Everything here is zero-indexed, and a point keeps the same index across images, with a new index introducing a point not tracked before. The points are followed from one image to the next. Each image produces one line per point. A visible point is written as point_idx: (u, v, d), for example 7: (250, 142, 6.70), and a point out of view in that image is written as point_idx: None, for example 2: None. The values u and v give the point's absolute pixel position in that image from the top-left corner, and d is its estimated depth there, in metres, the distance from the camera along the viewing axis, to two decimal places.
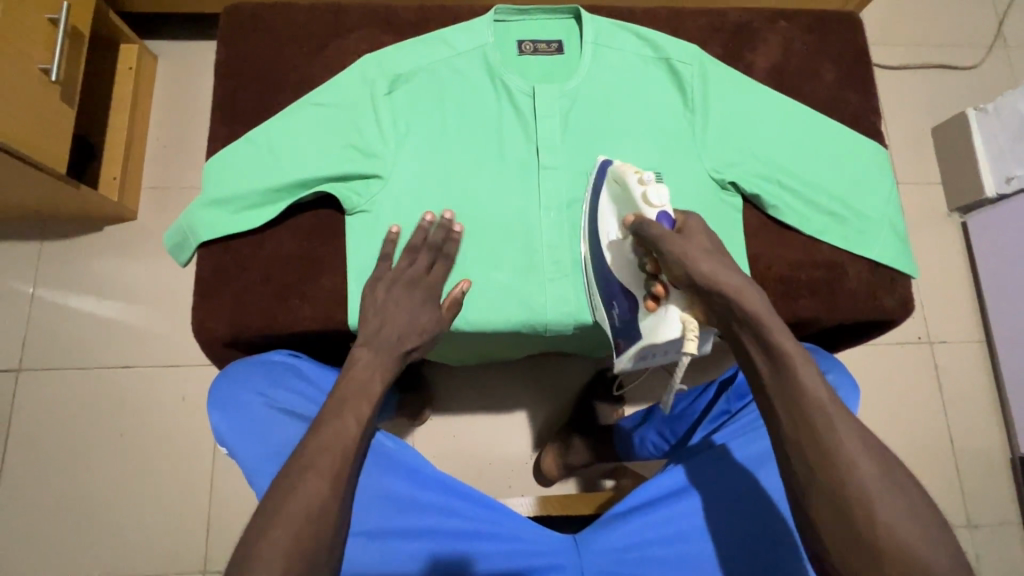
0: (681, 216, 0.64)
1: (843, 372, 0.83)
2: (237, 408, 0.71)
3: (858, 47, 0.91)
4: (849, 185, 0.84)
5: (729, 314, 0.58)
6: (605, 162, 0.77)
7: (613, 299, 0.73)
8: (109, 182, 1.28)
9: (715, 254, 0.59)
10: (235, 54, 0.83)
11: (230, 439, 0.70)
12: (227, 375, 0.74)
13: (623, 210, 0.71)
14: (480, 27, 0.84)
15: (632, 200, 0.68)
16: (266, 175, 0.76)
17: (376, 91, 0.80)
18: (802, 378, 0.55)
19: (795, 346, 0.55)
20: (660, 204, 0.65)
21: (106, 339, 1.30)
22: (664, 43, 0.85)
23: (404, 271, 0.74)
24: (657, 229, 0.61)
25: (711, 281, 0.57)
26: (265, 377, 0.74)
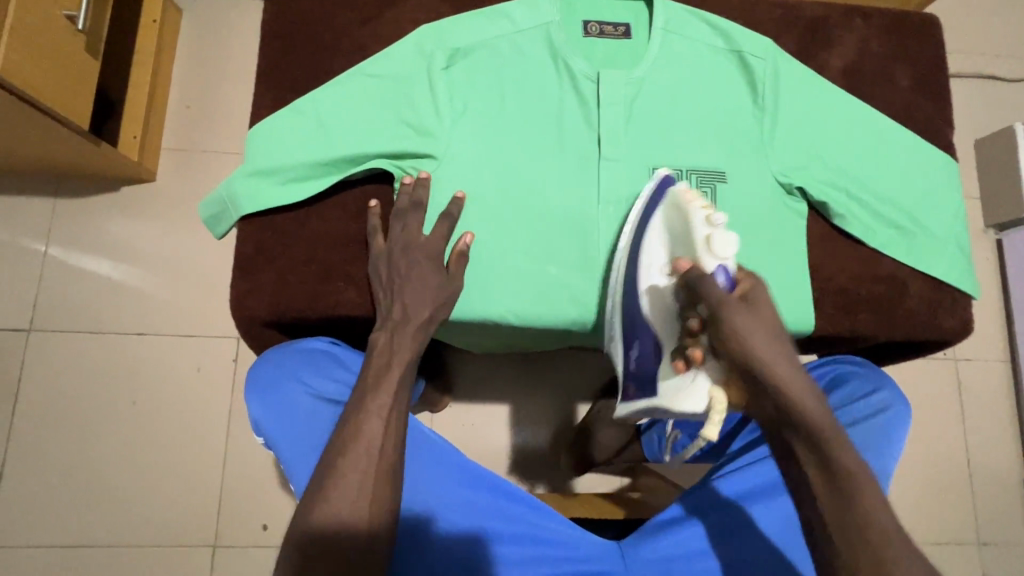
0: (741, 277, 0.59)
1: (895, 390, 0.82)
2: (280, 399, 0.69)
3: (934, 52, 0.87)
4: (917, 198, 0.80)
5: (783, 409, 0.53)
6: (666, 178, 0.74)
7: (635, 340, 0.72)
8: (129, 141, 1.22)
9: (778, 336, 0.54)
10: (282, 15, 0.78)
11: (274, 432, 0.68)
12: (269, 363, 0.71)
13: (679, 249, 0.68)
14: (545, 4, 0.79)
15: (693, 242, 0.65)
16: (314, 149, 0.72)
17: (433, 65, 0.76)
18: (863, 499, 0.50)
19: (859, 465, 0.50)
20: (722, 255, 0.61)
21: (121, 304, 1.26)
22: (737, 34, 0.81)
23: (399, 237, 0.70)
24: (716, 292, 0.56)
25: (767, 368, 0.52)
26: (308, 367, 0.71)
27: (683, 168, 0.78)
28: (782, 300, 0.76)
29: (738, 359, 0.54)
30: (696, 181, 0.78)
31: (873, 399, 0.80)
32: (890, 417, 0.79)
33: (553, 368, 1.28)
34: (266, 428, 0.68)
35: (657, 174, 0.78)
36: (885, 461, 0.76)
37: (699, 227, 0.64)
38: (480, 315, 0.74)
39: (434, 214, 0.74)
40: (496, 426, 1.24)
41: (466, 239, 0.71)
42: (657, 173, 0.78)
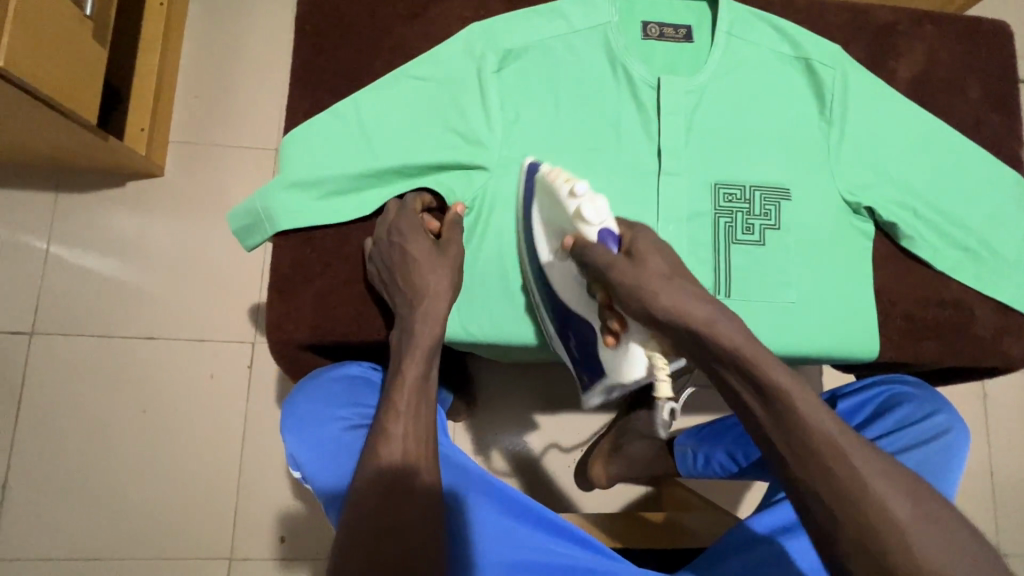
0: (625, 232, 0.58)
1: (954, 413, 0.74)
2: (319, 431, 0.63)
3: (1006, 63, 0.82)
4: (986, 220, 0.77)
5: (704, 349, 0.52)
6: (532, 164, 0.67)
7: (567, 330, 0.66)
8: (136, 134, 1.15)
9: (676, 279, 0.53)
10: (317, 7, 0.71)
11: (314, 468, 0.62)
12: (304, 395, 0.67)
13: (553, 224, 0.64)
14: (604, 4, 0.73)
15: (565, 214, 0.60)
16: (357, 159, 0.67)
17: (484, 68, 0.70)
18: (806, 417, 0.48)
19: (788, 380, 0.48)
20: (597, 220, 0.57)
21: (128, 306, 1.20)
22: (805, 40, 0.76)
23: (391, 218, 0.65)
24: (603, 259, 0.56)
25: (676, 314, 0.52)
26: (345, 396, 0.66)
27: (747, 184, 0.74)
28: (848, 326, 0.73)
29: (649, 312, 0.53)
30: (759, 198, 0.74)
31: (930, 423, 0.73)
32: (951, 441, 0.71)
33: None
34: (306, 465, 0.62)
35: (719, 191, 0.73)
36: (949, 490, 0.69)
37: (566, 202, 0.59)
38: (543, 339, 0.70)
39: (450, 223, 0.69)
40: (520, 436, 1.21)
41: (455, 211, 0.66)
42: (719, 189, 0.73)
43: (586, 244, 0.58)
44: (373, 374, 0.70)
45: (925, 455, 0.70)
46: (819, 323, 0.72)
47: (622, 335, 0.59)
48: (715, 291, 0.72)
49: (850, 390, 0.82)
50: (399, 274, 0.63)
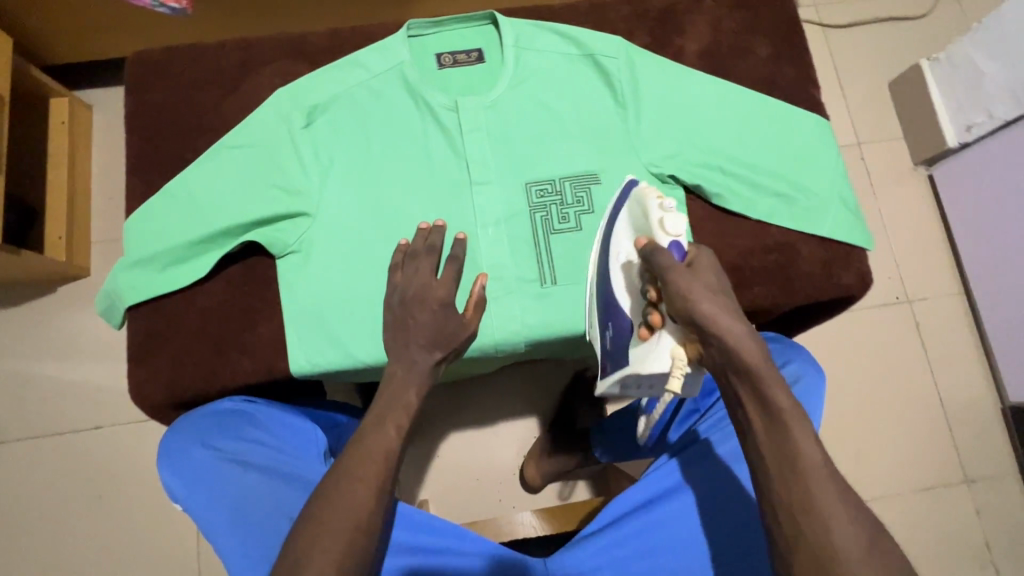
0: (694, 249, 0.59)
1: (807, 360, 0.77)
2: (191, 465, 0.64)
3: (788, 17, 0.89)
4: (793, 163, 0.82)
5: (727, 362, 0.53)
6: (631, 183, 0.72)
7: (608, 319, 0.70)
8: (55, 243, 1.24)
9: (720, 295, 0.54)
10: (144, 103, 0.80)
11: (185, 497, 0.63)
12: (177, 433, 0.67)
13: (637, 233, 0.66)
14: (394, 46, 0.80)
15: (648, 224, 0.64)
16: (188, 229, 0.74)
17: (293, 126, 0.77)
18: (802, 451, 0.51)
19: (792, 406, 0.52)
20: (675, 232, 0.61)
21: (74, 402, 1.27)
22: (587, 38, 0.82)
23: (412, 280, 0.71)
24: (665, 259, 0.56)
25: (711, 323, 0.52)
26: (216, 426, 0.67)
27: (557, 177, 0.80)
28: None
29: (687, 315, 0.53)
30: (570, 188, 0.80)
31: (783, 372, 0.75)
32: (807, 388, 0.73)
33: (506, 384, 1.27)
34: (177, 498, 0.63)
35: (531, 188, 0.79)
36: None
37: (653, 215, 0.63)
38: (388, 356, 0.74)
39: (288, 267, 0.75)
40: (457, 455, 1.23)
41: (478, 283, 0.70)
42: (531, 188, 0.79)
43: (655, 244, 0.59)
44: (244, 404, 0.71)
45: None
46: None
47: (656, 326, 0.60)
48: (541, 281, 0.77)
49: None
50: (394, 333, 0.68)
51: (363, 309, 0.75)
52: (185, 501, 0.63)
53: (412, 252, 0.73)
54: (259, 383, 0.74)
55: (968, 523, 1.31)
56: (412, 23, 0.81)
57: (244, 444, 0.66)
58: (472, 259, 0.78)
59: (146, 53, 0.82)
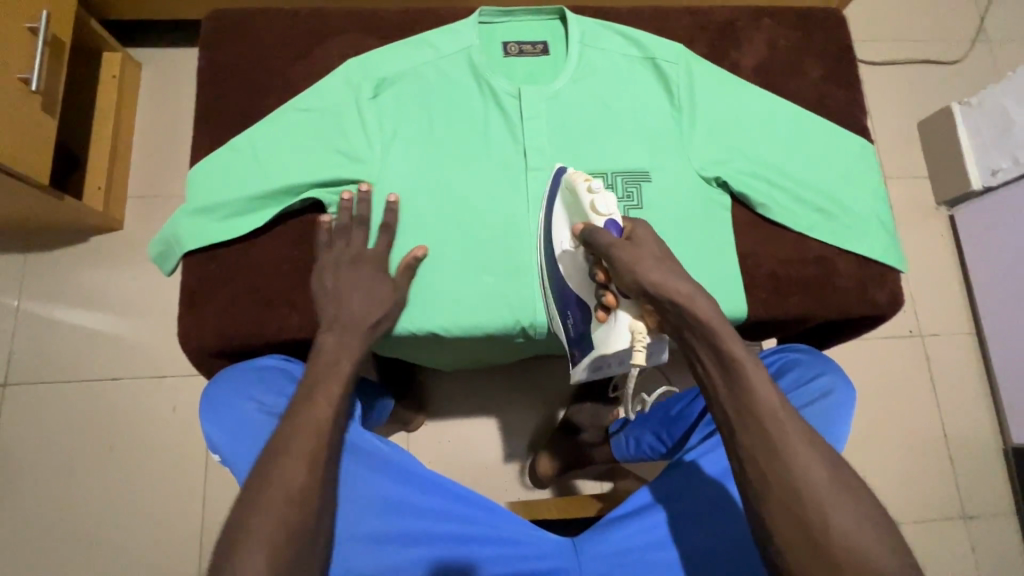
0: (629, 223, 0.66)
1: (839, 373, 0.81)
2: (236, 415, 0.68)
3: (841, 43, 0.92)
4: (836, 182, 0.84)
5: (682, 322, 0.57)
6: (560, 170, 0.78)
7: (567, 308, 0.74)
8: (93, 192, 1.26)
9: (666, 261, 0.59)
10: (217, 59, 0.82)
11: (227, 447, 0.67)
12: (221, 384, 0.71)
13: (574, 219, 0.72)
14: (464, 30, 0.83)
15: (581, 208, 0.70)
16: (251, 183, 0.76)
17: (361, 96, 0.80)
18: (757, 390, 0.53)
19: (745, 352, 0.54)
20: (608, 212, 0.67)
21: (93, 351, 1.28)
22: (650, 42, 0.85)
23: (342, 253, 0.75)
24: (607, 237, 0.62)
25: (661, 288, 0.57)
26: (257, 381, 0.71)
27: (609, 172, 0.82)
28: (711, 285, 0.80)
29: (639, 285, 0.58)
30: (621, 182, 0.82)
31: (817, 384, 0.79)
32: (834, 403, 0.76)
33: (524, 375, 1.30)
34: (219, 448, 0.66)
35: None
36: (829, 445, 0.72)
37: (584, 198, 0.69)
38: (435, 325, 0.76)
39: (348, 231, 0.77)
40: (468, 440, 1.25)
41: (415, 253, 0.75)
42: None
43: (592, 224, 0.66)
44: (290, 364, 0.74)
45: (811, 412, 0.75)
46: None
47: (612, 307, 0.66)
48: None
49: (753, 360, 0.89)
50: (325, 304, 0.72)
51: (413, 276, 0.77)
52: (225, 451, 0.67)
53: (342, 225, 0.76)
54: (307, 340, 0.76)
55: (962, 559, 1.33)
56: (484, 10, 0.84)
57: (282, 400, 0.69)
58: (520, 240, 0.80)
59: (224, 12, 0.84)
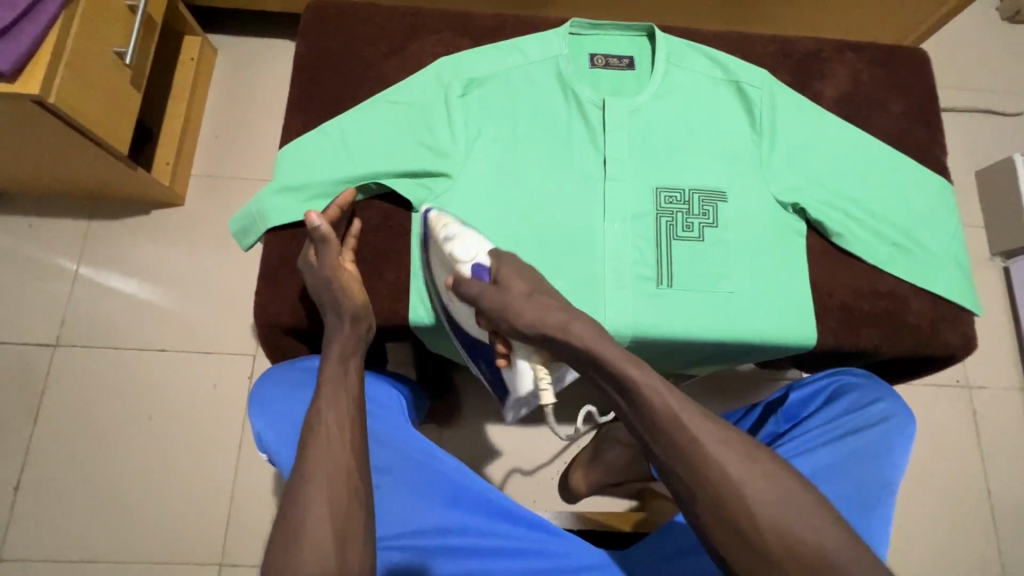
0: (494, 262, 0.69)
1: (898, 401, 0.75)
2: (278, 410, 0.72)
3: (924, 82, 0.92)
4: (914, 218, 0.84)
5: (574, 354, 0.63)
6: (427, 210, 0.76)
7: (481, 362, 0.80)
8: (162, 167, 1.30)
9: (536, 295, 0.65)
10: (314, 47, 0.85)
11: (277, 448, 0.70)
12: (271, 386, 0.75)
13: (445, 271, 0.73)
14: (555, 39, 0.85)
15: (446, 259, 0.72)
16: (337, 168, 0.78)
17: (450, 94, 0.81)
18: (653, 404, 0.57)
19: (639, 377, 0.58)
20: (471, 256, 0.69)
21: (143, 321, 1.30)
22: (734, 66, 0.86)
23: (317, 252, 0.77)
24: (473, 287, 0.66)
25: (539, 326, 0.63)
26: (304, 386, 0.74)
27: (685, 188, 0.82)
28: (781, 313, 0.79)
29: (517, 328, 0.64)
30: (698, 200, 0.82)
31: (874, 411, 0.74)
32: (894, 428, 0.72)
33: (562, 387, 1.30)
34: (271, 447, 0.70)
35: (661, 194, 0.82)
36: (893, 471, 0.69)
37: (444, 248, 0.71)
38: None
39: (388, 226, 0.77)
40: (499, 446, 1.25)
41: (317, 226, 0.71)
42: (660, 193, 0.82)
43: (461, 278, 0.68)
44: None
45: (865, 443, 0.71)
46: (756, 305, 0.79)
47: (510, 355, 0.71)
48: (658, 281, 0.79)
49: (802, 380, 0.81)
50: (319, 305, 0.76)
51: None
52: (273, 449, 0.71)
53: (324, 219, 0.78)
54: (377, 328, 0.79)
55: None
56: (575, 22, 0.86)
57: None
58: (592, 248, 0.80)
59: (325, 4, 0.88)
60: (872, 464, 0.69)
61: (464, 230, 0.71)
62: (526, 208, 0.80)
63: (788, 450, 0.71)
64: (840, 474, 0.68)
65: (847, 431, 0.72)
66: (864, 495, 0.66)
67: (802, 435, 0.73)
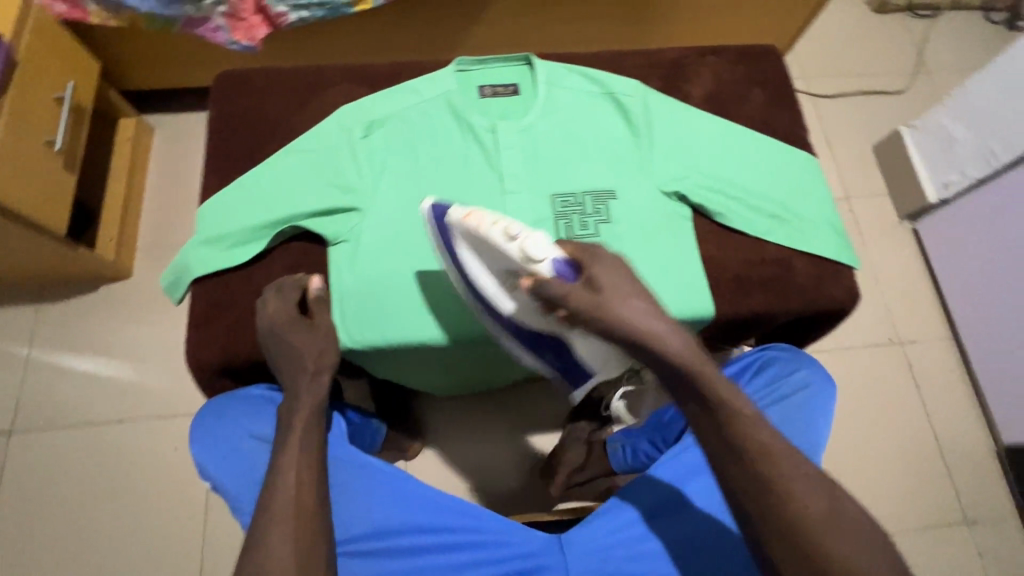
0: (577, 254, 0.64)
1: (817, 368, 0.82)
2: (217, 435, 0.77)
3: (779, 73, 1.04)
4: (786, 191, 0.93)
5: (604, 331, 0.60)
6: (434, 209, 0.74)
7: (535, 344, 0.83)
8: (106, 243, 1.35)
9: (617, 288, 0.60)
10: (226, 112, 0.93)
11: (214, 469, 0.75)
12: (212, 412, 0.79)
13: (509, 268, 0.70)
14: (444, 77, 0.94)
15: (512, 257, 0.67)
16: (253, 216, 0.84)
17: (353, 137, 0.89)
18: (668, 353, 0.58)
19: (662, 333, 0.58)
20: (545, 255, 0.64)
21: (99, 396, 1.32)
22: (608, 79, 0.96)
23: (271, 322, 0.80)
24: (559, 288, 0.60)
25: (601, 318, 0.59)
26: (246, 411, 0.79)
27: (578, 192, 0.91)
28: (677, 291, 0.86)
29: (604, 328, 0.59)
30: (590, 201, 0.90)
31: (795, 380, 0.81)
32: (812, 394, 0.79)
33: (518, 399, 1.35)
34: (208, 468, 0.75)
35: (556, 200, 0.90)
36: (814, 434, 0.75)
37: (510, 247, 0.66)
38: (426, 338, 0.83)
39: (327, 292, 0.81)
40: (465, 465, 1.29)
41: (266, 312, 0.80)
42: (556, 199, 0.90)
43: (542, 279, 0.61)
44: (276, 393, 0.82)
45: (787, 409, 0.77)
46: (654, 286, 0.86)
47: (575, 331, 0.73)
48: None
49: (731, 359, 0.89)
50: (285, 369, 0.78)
51: (403, 293, 0.84)
52: (208, 472, 0.75)
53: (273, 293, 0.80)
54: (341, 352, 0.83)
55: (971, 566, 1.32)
56: (460, 60, 0.95)
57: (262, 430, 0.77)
58: None
59: (232, 73, 0.96)
60: (791, 428, 0.76)
61: (529, 229, 0.65)
62: None
63: None
64: None
65: (769, 402, 0.79)
66: None
67: None
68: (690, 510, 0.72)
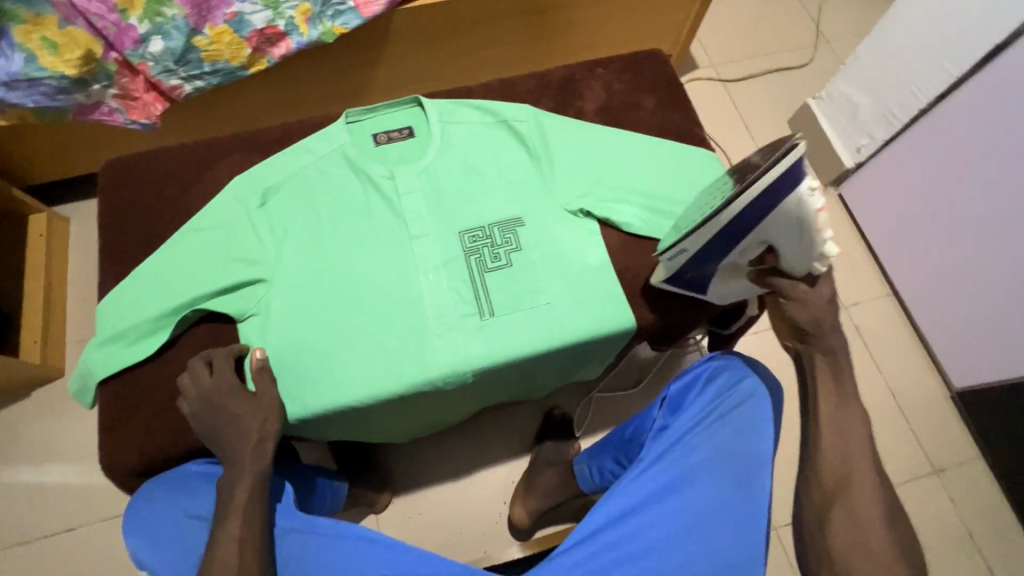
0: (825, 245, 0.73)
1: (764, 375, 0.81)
2: (152, 519, 0.71)
3: (667, 75, 1.06)
4: (688, 190, 0.95)
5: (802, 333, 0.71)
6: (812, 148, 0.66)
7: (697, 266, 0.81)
8: (31, 347, 1.30)
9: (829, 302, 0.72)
10: (117, 202, 0.91)
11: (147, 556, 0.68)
12: (146, 498, 0.74)
13: (787, 237, 0.70)
14: (336, 132, 0.93)
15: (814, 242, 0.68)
16: (153, 306, 0.82)
17: (249, 206, 0.88)
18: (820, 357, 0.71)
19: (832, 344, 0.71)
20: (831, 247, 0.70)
21: (45, 506, 1.26)
22: (500, 108, 0.97)
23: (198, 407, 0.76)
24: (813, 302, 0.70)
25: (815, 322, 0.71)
26: (183, 491, 0.73)
27: (485, 224, 0.91)
28: (593, 310, 0.87)
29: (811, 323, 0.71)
30: (498, 231, 0.90)
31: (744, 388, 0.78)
32: (758, 404, 0.76)
33: (481, 431, 1.34)
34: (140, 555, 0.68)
35: (465, 236, 0.90)
36: (764, 444, 0.71)
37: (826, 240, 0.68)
38: (353, 401, 0.81)
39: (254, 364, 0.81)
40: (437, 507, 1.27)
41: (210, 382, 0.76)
42: (464, 235, 0.90)
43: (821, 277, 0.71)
44: (214, 467, 0.78)
45: (744, 417, 0.74)
46: (572, 308, 0.87)
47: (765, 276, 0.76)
48: (481, 313, 0.85)
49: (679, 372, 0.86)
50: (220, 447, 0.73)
51: (320, 357, 0.82)
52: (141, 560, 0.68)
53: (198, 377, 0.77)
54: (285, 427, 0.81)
55: (946, 514, 1.35)
56: (350, 112, 0.95)
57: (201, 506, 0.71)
58: (413, 303, 0.86)
59: (118, 160, 0.94)
60: (752, 436, 0.72)
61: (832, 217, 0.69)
62: (344, 286, 0.86)
63: (683, 431, 0.74)
64: (729, 450, 0.70)
65: (724, 411, 0.75)
66: (748, 468, 0.69)
67: (687, 417, 0.76)
68: (666, 526, 0.63)
